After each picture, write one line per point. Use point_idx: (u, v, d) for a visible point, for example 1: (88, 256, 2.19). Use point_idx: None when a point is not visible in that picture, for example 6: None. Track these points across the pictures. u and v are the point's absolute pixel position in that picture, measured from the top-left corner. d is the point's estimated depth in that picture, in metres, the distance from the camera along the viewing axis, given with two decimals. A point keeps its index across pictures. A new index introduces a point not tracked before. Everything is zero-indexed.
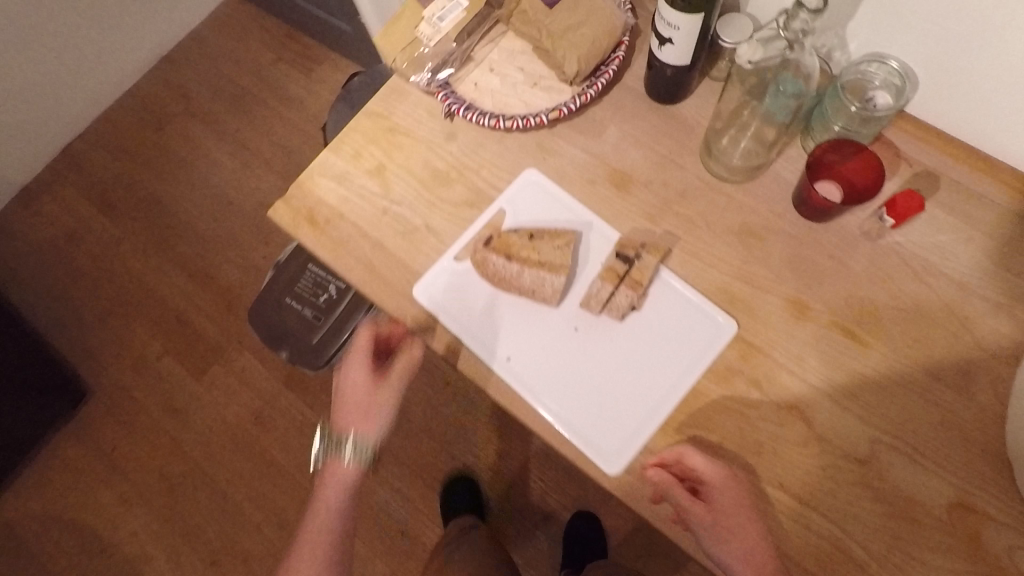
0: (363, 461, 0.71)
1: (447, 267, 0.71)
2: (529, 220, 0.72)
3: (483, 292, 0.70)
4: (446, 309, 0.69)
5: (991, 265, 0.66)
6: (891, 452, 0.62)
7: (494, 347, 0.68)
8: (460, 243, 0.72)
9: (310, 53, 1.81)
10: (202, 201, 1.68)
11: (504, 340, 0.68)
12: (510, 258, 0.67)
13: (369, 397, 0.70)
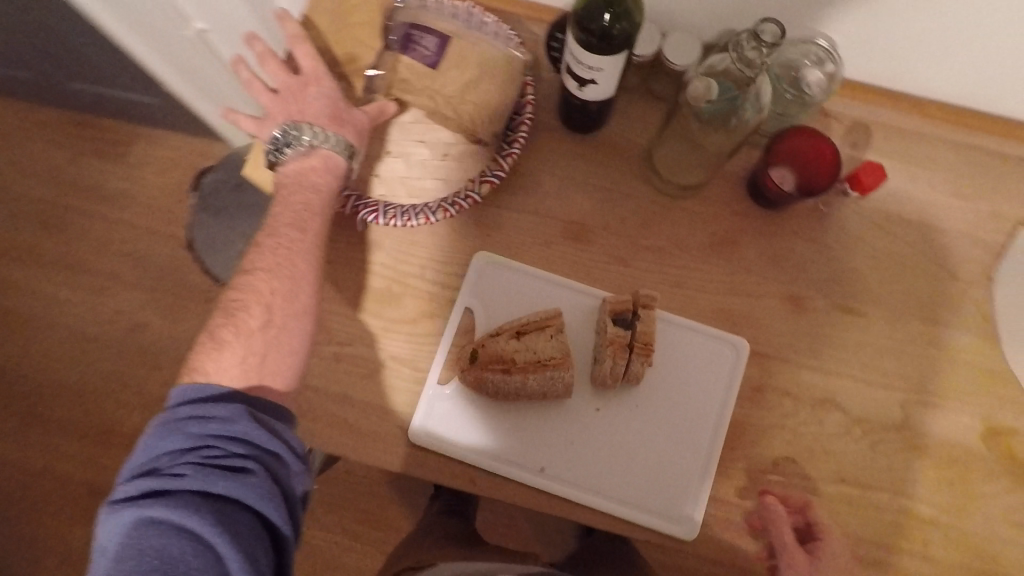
0: (300, 263, 0.61)
1: (437, 395, 0.63)
2: (506, 312, 0.64)
3: (488, 406, 0.63)
4: (456, 442, 0.62)
5: (938, 195, 0.68)
6: (921, 405, 0.64)
7: (523, 462, 0.62)
8: (441, 365, 0.63)
9: (116, 138, 1.49)
10: (60, 349, 1.40)
11: (530, 449, 0.62)
12: (508, 371, 0.58)
13: (307, 236, 0.61)
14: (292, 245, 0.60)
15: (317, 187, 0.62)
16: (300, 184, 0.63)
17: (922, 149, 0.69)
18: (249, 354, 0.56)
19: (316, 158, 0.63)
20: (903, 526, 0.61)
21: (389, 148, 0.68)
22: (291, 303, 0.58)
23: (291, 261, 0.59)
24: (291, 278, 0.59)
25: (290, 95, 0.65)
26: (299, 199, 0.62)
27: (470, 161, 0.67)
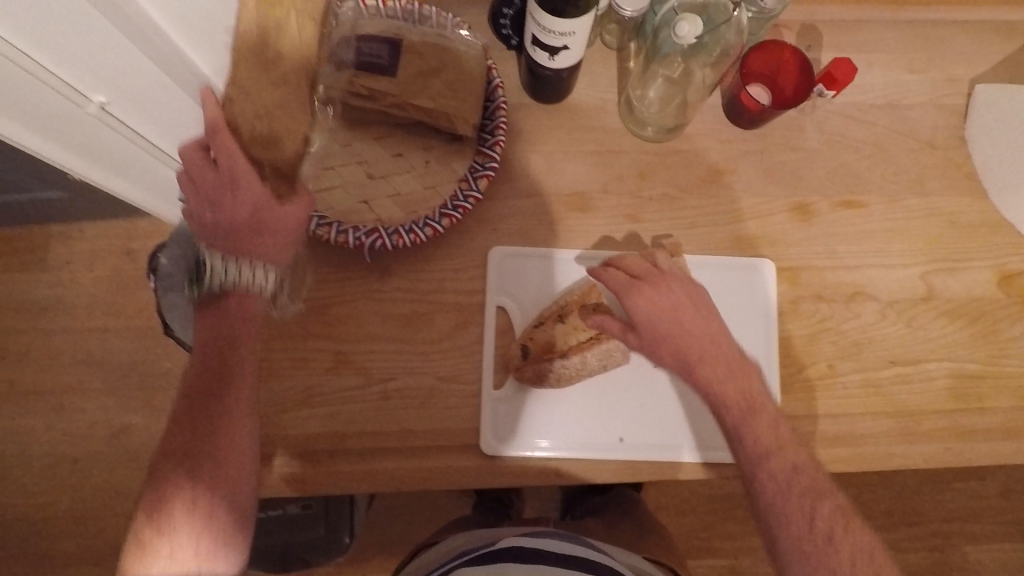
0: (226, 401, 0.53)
1: (498, 401, 0.62)
2: (537, 300, 0.64)
3: (548, 396, 0.63)
4: (530, 440, 0.61)
5: (898, 75, 0.70)
6: (938, 273, 0.67)
7: (599, 438, 0.62)
8: (491, 370, 0.62)
9: (26, 244, 1.33)
10: (38, 484, 1.27)
11: (602, 425, 0.62)
12: (565, 354, 0.60)
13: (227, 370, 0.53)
14: (219, 397, 0.53)
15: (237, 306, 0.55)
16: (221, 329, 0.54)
17: (872, 35, 0.71)
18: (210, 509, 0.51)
19: (238, 303, 0.55)
20: (955, 387, 0.65)
21: (368, 170, 0.64)
22: (232, 460, 0.52)
23: (213, 423, 0.52)
24: (219, 445, 0.52)
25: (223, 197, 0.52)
26: (217, 350, 0.54)
27: (455, 161, 0.65)
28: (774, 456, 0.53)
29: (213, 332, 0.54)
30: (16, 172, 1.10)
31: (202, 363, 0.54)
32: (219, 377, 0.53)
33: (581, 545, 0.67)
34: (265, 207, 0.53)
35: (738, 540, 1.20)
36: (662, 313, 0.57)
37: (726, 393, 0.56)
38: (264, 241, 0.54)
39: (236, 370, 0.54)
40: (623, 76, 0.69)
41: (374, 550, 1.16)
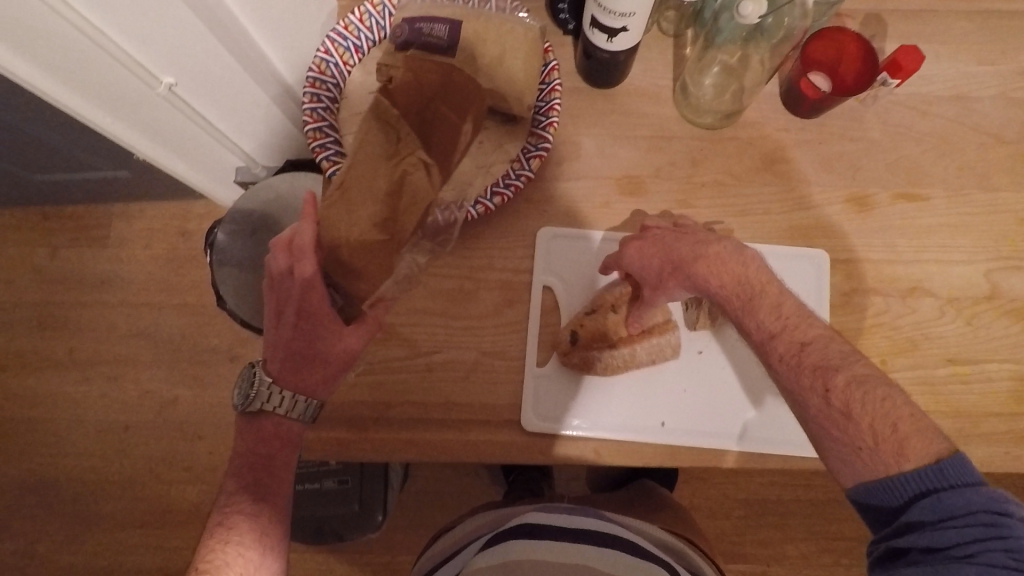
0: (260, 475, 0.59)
1: (541, 379, 0.63)
2: (583, 281, 0.65)
3: (591, 378, 0.63)
4: (571, 418, 0.62)
5: (967, 67, 0.68)
6: (1001, 272, 0.64)
7: (641, 422, 0.62)
8: (535, 348, 0.63)
9: (91, 221, 1.40)
10: (89, 450, 1.32)
11: (644, 409, 0.62)
12: (613, 345, 0.62)
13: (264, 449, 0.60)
14: (252, 493, 0.59)
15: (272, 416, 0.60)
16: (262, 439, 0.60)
17: (940, 26, 0.69)
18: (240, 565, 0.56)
19: (275, 423, 0.60)
20: (1017, 390, 0.62)
21: None
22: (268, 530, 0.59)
23: (247, 518, 0.58)
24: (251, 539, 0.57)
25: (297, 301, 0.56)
26: (255, 465, 0.59)
27: (507, 141, 0.66)
28: (812, 358, 0.50)
29: (253, 444, 0.60)
30: (85, 150, 1.16)
31: (242, 465, 0.60)
32: (252, 484, 0.59)
33: (594, 519, 0.69)
34: (325, 332, 0.57)
35: (773, 547, 1.18)
36: (666, 260, 0.58)
37: (749, 311, 0.53)
38: (316, 368, 0.58)
39: (271, 475, 0.60)
40: (679, 62, 0.68)
41: (405, 532, 1.19)
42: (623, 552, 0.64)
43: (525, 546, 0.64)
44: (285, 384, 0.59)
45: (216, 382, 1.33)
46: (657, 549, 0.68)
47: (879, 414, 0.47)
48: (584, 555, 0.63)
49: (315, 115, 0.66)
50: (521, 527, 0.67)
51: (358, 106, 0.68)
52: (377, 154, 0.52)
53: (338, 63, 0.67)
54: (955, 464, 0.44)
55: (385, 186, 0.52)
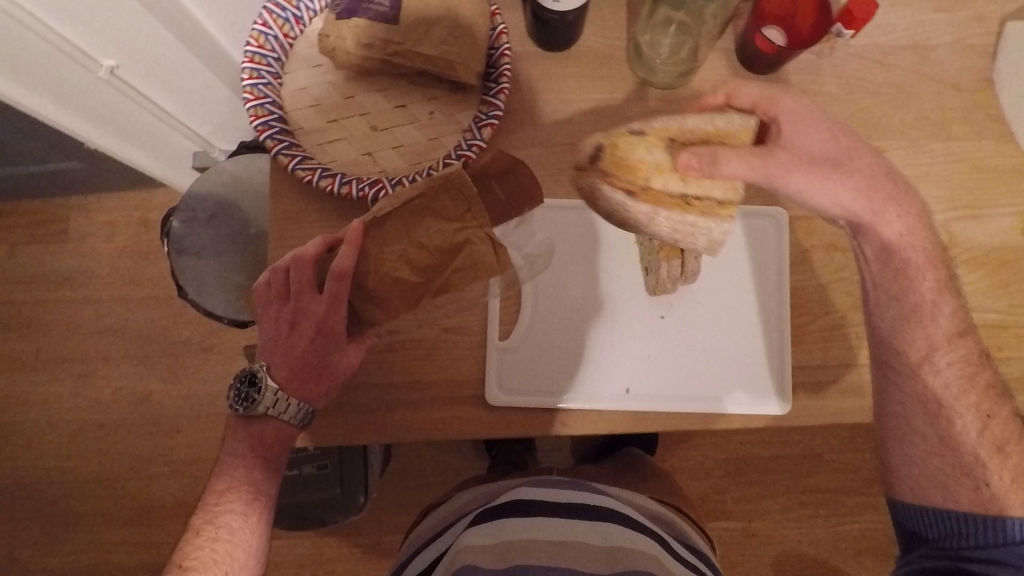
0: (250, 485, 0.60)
1: (504, 354, 0.62)
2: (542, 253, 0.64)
3: (553, 350, 0.63)
4: (537, 391, 0.62)
5: (923, 14, 0.67)
6: (959, 221, 0.65)
7: (606, 390, 0.62)
8: (496, 323, 0.63)
9: (47, 215, 1.36)
10: (65, 449, 1.30)
11: (607, 377, 0.62)
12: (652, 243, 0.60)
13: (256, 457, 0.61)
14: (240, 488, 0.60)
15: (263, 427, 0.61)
16: (258, 441, 0.61)
17: None
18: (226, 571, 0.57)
19: (268, 427, 0.60)
20: (977, 337, 0.63)
21: (374, 123, 0.64)
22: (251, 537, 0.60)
23: (233, 513, 0.59)
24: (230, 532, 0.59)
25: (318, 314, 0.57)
26: (248, 464, 0.61)
27: (459, 111, 0.64)
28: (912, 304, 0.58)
29: (248, 444, 0.61)
30: (30, 142, 1.11)
31: (234, 461, 0.61)
32: (242, 481, 0.60)
33: (582, 492, 0.69)
34: (334, 349, 0.57)
35: (754, 504, 1.20)
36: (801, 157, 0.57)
37: (884, 222, 0.57)
38: (318, 383, 0.58)
39: (259, 475, 0.61)
40: (631, 22, 0.66)
41: (391, 512, 1.19)
42: (612, 523, 0.64)
43: (516, 524, 0.63)
44: (287, 393, 0.59)
45: (190, 374, 1.31)
46: (644, 517, 0.69)
47: (957, 368, 0.56)
48: (574, 530, 0.63)
49: (257, 92, 0.62)
50: (511, 505, 0.66)
51: (301, 81, 0.65)
52: (443, 211, 0.52)
53: (278, 36, 0.63)
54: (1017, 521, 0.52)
55: (445, 245, 0.52)
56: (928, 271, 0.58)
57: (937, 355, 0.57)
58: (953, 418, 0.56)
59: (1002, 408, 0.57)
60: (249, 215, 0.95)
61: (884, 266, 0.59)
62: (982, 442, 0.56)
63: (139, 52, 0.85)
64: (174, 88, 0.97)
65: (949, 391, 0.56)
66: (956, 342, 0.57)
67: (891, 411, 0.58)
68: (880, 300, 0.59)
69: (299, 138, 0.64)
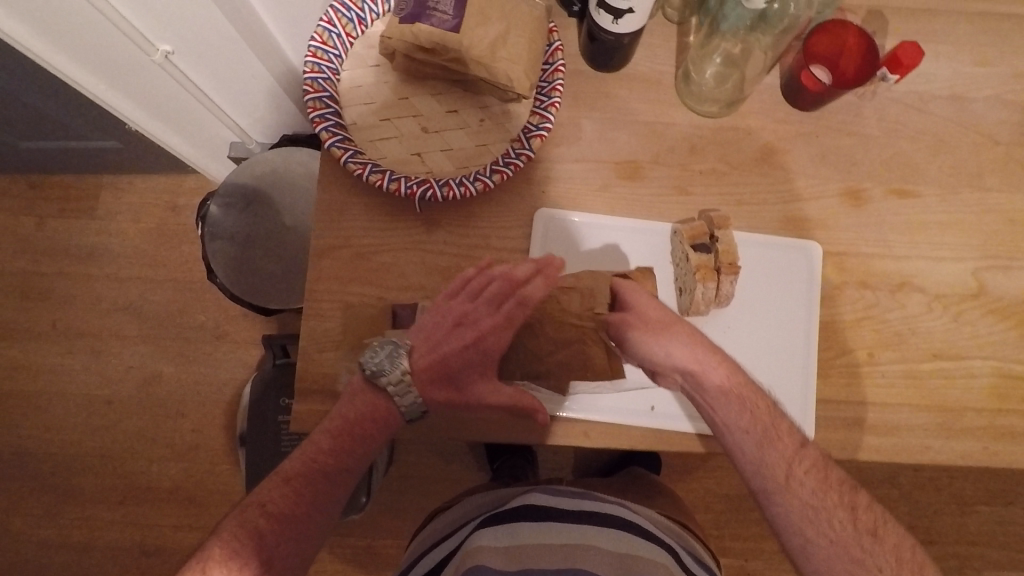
0: (341, 467, 0.58)
1: None
2: (581, 264, 0.65)
3: None
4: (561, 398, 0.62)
5: (965, 67, 0.69)
6: (989, 270, 0.66)
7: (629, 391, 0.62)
8: None
9: (78, 191, 1.38)
10: (72, 422, 1.30)
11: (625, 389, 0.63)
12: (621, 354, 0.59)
13: (357, 438, 0.58)
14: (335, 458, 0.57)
15: (371, 408, 0.58)
16: (366, 420, 0.58)
17: (941, 25, 0.70)
18: (280, 550, 0.55)
19: (379, 406, 0.58)
20: (999, 386, 0.63)
21: (426, 125, 0.66)
22: (315, 523, 0.57)
23: (319, 481, 0.57)
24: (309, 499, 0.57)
25: (478, 324, 0.57)
26: (345, 441, 0.57)
27: (509, 121, 0.66)
28: (768, 430, 0.54)
29: (356, 416, 0.58)
30: (74, 118, 1.14)
31: (335, 430, 0.57)
32: (340, 455, 0.57)
33: (595, 502, 0.69)
34: (472, 367, 0.57)
35: (753, 542, 1.19)
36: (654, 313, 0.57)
37: (709, 366, 0.55)
38: (443, 388, 0.57)
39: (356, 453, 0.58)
40: (682, 49, 0.68)
41: (387, 516, 1.19)
42: (624, 530, 0.64)
43: (528, 529, 0.63)
44: (414, 379, 0.57)
45: (204, 358, 1.32)
46: (656, 528, 0.69)
47: (814, 475, 0.52)
48: (587, 534, 0.63)
49: (316, 85, 0.64)
50: (524, 509, 0.67)
51: (357, 79, 0.67)
52: (567, 306, 0.58)
53: (341, 35, 0.66)
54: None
55: (557, 335, 0.57)
56: (756, 395, 0.55)
57: (796, 469, 0.52)
58: (834, 521, 0.51)
59: (862, 494, 0.52)
60: (283, 207, 0.96)
61: (729, 409, 0.55)
62: (862, 535, 0.50)
63: (193, 42, 0.88)
64: (223, 80, 1.00)
65: (818, 498, 0.51)
66: (801, 451, 0.53)
67: (787, 538, 0.52)
68: (734, 436, 0.54)
69: (352, 133, 0.66)
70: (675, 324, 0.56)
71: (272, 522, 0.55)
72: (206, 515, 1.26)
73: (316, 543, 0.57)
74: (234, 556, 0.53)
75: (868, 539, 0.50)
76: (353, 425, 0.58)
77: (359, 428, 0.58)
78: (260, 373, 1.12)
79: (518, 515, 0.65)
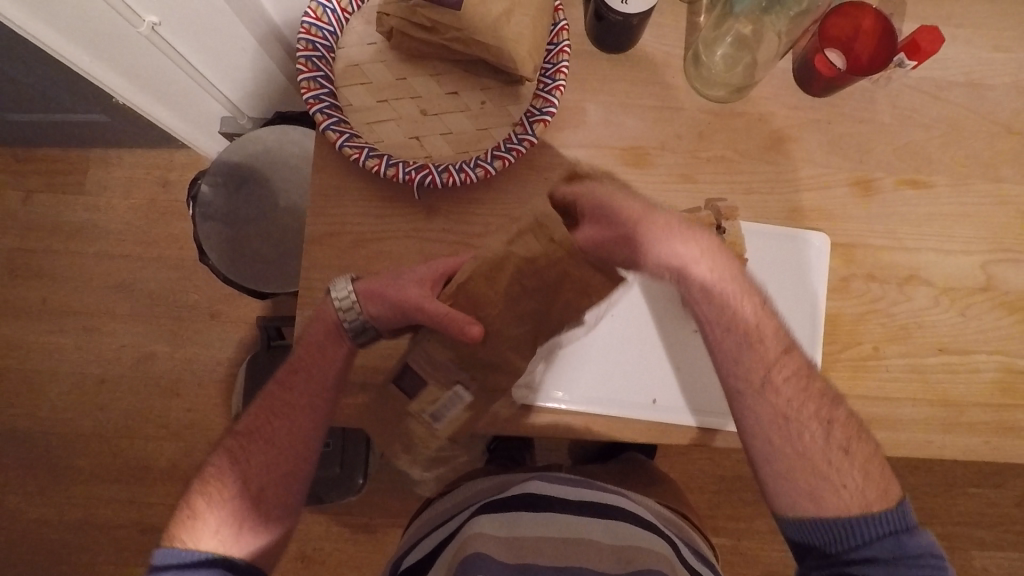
0: (296, 400, 0.61)
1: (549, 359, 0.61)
2: None
3: (596, 360, 0.63)
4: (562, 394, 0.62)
5: (984, 52, 0.67)
6: (998, 264, 0.64)
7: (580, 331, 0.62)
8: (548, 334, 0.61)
9: (65, 165, 1.35)
10: (65, 400, 1.29)
11: (613, 376, 0.63)
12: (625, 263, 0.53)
13: (308, 368, 0.60)
14: (291, 409, 0.61)
15: (316, 342, 0.60)
16: (310, 358, 0.60)
17: (961, 8, 0.67)
18: (256, 482, 0.60)
19: (325, 336, 0.60)
20: (1003, 382, 0.63)
21: (425, 107, 0.64)
22: (284, 457, 0.61)
23: (279, 428, 0.61)
24: (275, 444, 0.61)
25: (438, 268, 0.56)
26: (299, 375, 0.61)
27: (512, 104, 0.64)
28: (746, 330, 0.55)
29: (303, 353, 0.61)
30: (59, 90, 1.10)
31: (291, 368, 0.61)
32: (296, 390, 0.61)
33: (595, 492, 0.69)
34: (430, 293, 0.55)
35: (742, 523, 1.20)
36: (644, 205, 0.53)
37: (698, 259, 0.55)
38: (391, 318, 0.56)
39: (312, 398, 0.60)
40: (692, 29, 0.66)
41: (383, 496, 1.19)
42: (623, 522, 0.63)
43: (527, 519, 0.63)
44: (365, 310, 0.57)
45: (197, 338, 1.31)
46: (656, 520, 0.68)
47: (793, 383, 0.54)
48: (588, 527, 0.62)
49: (310, 64, 0.61)
50: (525, 498, 0.66)
51: (353, 58, 0.64)
52: (524, 253, 0.48)
53: (336, 10, 0.63)
54: (893, 510, 0.50)
55: (537, 284, 0.48)
56: (746, 297, 0.56)
57: (774, 373, 0.55)
58: (804, 429, 0.54)
59: (841, 411, 0.55)
60: (278, 188, 0.94)
61: (710, 304, 0.56)
62: (832, 449, 0.53)
63: (181, 14, 0.85)
64: (213, 54, 0.97)
65: (792, 406, 0.54)
66: (784, 359, 0.55)
67: (751, 435, 0.55)
68: (716, 329, 0.56)
69: (348, 115, 0.63)
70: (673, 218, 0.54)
71: (245, 458, 0.60)
72: None
73: (289, 475, 0.61)
74: (215, 486, 0.59)
75: (837, 452, 0.53)
76: (302, 361, 0.61)
77: (307, 361, 0.60)
78: (256, 357, 1.11)
79: (518, 505, 0.64)
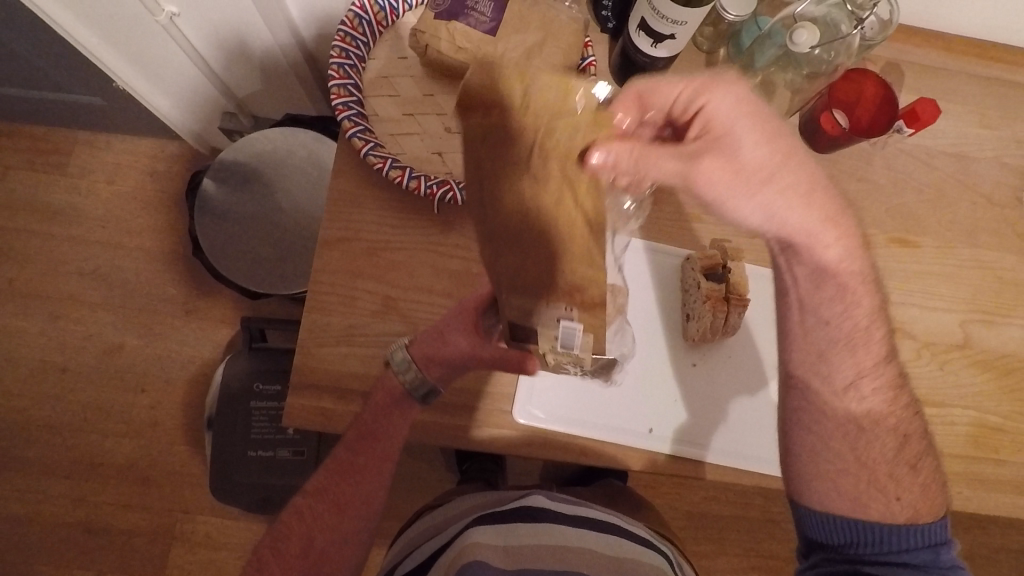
0: (364, 459, 0.62)
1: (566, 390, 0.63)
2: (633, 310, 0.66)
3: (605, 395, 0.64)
4: (558, 419, 0.62)
5: (970, 127, 0.72)
6: (975, 323, 0.68)
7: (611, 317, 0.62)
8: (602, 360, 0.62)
9: (52, 145, 1.31)
10: (22, 386, 1.23)
11: (608, 404, 0.63)
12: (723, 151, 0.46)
13: (376, 433, 0.61)
14: (357, 471, 0.62)
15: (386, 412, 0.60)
16: (378, 426, 0.60)
17: (952, 85, 0.73)
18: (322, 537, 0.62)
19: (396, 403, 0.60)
20: (976, 436, 0.66)
21: (450, 125, 0.65)
22: (349, 513, 0.63)
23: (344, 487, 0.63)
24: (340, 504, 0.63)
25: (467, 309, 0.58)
26: (367, 439, 0.61)
27: None
28: (850, 324, 0.52)
29: (371, 419, 0.60)
30: (59, 69, 1.08)
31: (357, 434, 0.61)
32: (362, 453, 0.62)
33: (590, 509, 0.69)
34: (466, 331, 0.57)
35: (708, 559, 1.21)
36: (772, 162, 0.47)
37: (824, 246, 0.49)
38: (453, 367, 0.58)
39: (380, 464, 0.62)
40: None
41: None
42: (620, 537, 0.64)
43: (524, 530, 0.62)
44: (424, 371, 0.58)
45: (170, 333, 1.27)
46: (652, 537, 0.69)
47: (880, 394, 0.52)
48: (586, 539, 0.62)
49: (341, 71, 0.62)
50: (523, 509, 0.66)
51: (382, 70, 0.66)
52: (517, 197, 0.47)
53: (371, 23, 0.64)
54: (935, 524, 0.51)
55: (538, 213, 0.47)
56: (864, 294, 0.52)
57: (863, 383, 0.52)
58: (874, 440, 0.53)
59: (917, 426, 0.54)
60: (282, 189, 0.94)
61: (820, 289, 0.51)
62: (899, 464, 0.53)
63: (202, 6, 0.85)
64: (226, 49, 0.97)
65: (867, 415, 0.53)
66: (880, 368, 0.53)
67: (805, 433, 0.54)
68: (808, 322, 0.53)
69: (373, 124, 0.64)
70: (765, 123, 0.47)
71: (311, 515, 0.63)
72: (159, 497, 1.21)
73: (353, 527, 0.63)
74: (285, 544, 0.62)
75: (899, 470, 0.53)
76: (370, 429, 0.60)
77: (376, 425, 0.60)
78: (233, 359, 1.08)
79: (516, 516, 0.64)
